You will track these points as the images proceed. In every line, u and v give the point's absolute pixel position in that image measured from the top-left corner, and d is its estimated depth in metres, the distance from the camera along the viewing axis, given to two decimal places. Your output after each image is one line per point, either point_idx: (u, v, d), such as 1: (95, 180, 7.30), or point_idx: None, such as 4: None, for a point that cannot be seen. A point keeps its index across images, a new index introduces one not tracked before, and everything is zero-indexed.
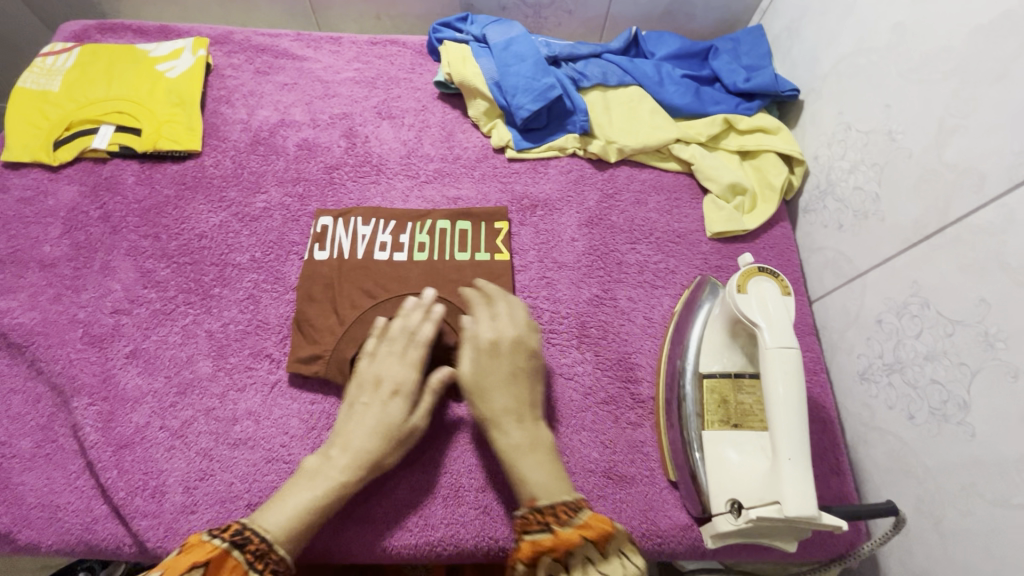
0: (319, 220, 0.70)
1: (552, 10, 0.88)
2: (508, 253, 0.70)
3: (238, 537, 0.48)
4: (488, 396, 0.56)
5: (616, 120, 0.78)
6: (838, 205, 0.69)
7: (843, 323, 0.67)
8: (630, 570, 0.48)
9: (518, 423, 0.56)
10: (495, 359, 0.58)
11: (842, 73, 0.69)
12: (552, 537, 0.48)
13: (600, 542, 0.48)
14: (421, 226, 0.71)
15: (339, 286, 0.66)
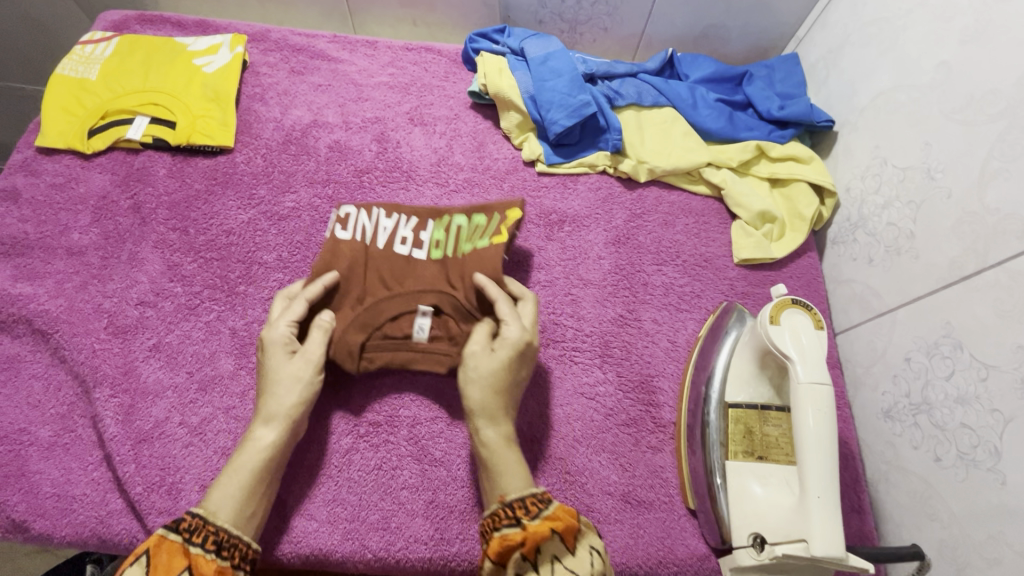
0: (343, 205, 0.67)
1: (588, 26, 0.88)
2: (506, 234, 0.64)
3: (173, 522, 0.47)
4: (486, 387, 0.54)
5: (649, 141, 0.78)
6: (869, 239, 0.69)
7: (869, 359, 0.67)
8: (596, 565, 0.45)
9: (508, 417, 0.55)
10: (517, 362, 0.55)
11: (881, 108, 0.68)
12: (521, 531, 0.46)
13: (566, 536, 0.46)
14: (439, 223, 0.67)
15: (360, 279, 0.63)
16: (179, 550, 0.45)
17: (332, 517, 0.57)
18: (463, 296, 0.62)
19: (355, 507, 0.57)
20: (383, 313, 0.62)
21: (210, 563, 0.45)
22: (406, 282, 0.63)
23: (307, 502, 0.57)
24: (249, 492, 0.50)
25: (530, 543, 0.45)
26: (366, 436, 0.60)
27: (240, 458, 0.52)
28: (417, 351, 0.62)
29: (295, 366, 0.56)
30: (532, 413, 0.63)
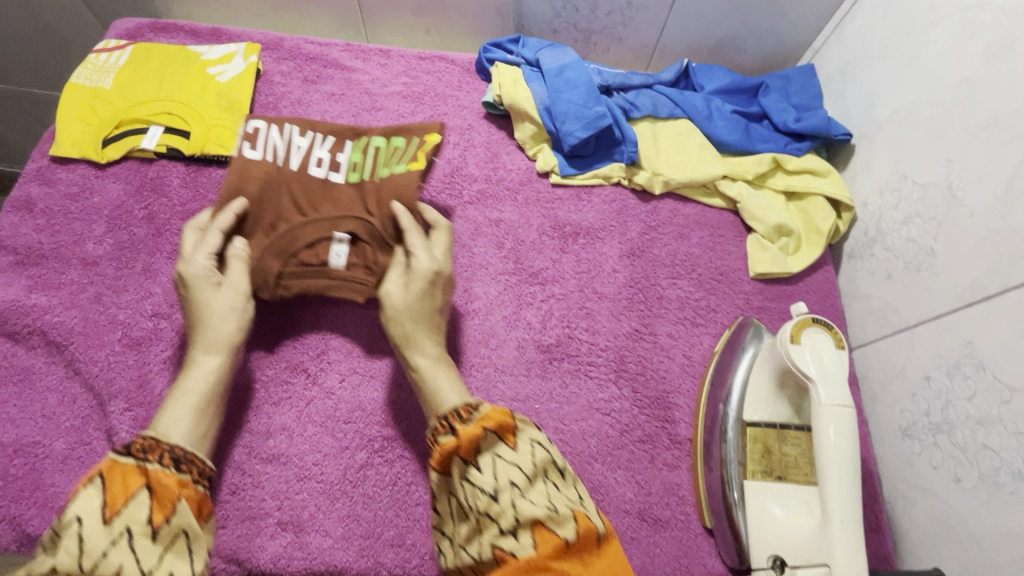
0: (250, 121, 0.67)
1: (602, 35, 0.88)
2: (423, 159, 0.65)
3: (121, 446, 0.46)
4: (408, 320, 0.56)
5: (664, 153, 0.77)
6: (887, 254, 0.68)
7: (887, 376, 0.66)
8: (538, 454, 0.48)
9: (435, 340, 0.57)
10: (432, 290, 0.58)
11: (901, 122, 0.67)
12: (455, 438, 0.48)
13: (503, 433, 0.48)
14: (357, 145, 0.69)
15: (272, 202, 0.63)
16: (135, 470, 0.44)
17: (347, 533, 0.57)
18: (379, 224, 0.63)
19: (370, 523, 0.57)
20: (299, 239, 0.62)
21: (169, 476, 0.46)
22: (320, 208, 0.64)
23: (323, 518, 0.57)
24: (200, 413, 0.51)
25: (466, 445, 0.48)
26: (382, 451, 0.60)
27: (190, 378, 0.53)
28: (333, 277, 0.63)
29: (226, 296, 0.56)
30: (548, 428, 0.63)
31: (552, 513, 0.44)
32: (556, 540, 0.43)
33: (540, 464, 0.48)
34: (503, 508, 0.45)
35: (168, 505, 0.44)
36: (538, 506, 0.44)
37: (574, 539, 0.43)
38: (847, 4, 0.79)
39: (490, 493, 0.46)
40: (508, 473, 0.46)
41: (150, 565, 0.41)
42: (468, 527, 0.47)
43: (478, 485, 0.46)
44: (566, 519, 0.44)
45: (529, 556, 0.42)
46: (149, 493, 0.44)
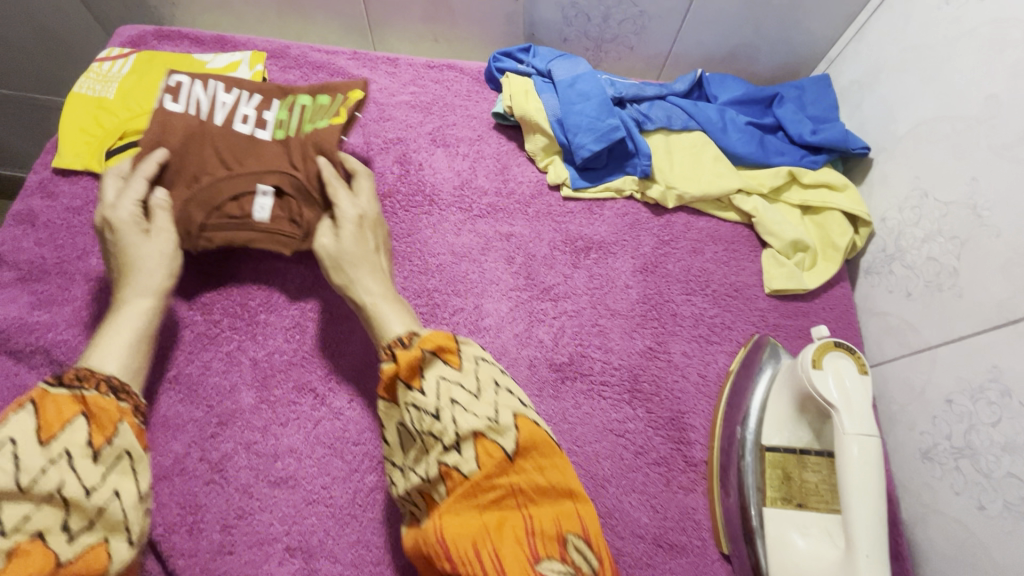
0: (172, 76, 0.68)
1: (613, 44, 0.86)
2: (345, 115, 0.66)
3: (52, 377, 0.44)
4: (347, 263, 0.59)
5: (678, 166, 0.76)
6: (906, 272, 0.67)
7: (906, 397, 0.65)
8: (482, 371, 0.51)
9: (372, 276, 0.59)
10: (362, 233, 0.61)
11: (921, 137, 0.66)
12: (396, 363, 0.51)
13: (444, 353, 0.50)
14: (284, 103, 0.69)
15: (195, 155, 0.64)
16: (71, 397, 0.43)
17: (357, 560, 0.55)
18: (304, 177, 0.64)
19: (380, 549, 0.56)
20: (222, 192, 0.63)
21: (109, 402, 0.45)
22: (243, 162, 0.65)
23: (333, 544, 0.56)
24: (136, 347, 0.51)
25: (407, 369, 0.49)
26: None
27: (126, 314, 0.53)
28: (259, 230, 0.64)
29: (156, 243, 0.58)
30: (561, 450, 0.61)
31: (493, 424, 0.47)
32: (501, 454, 0.46)
33: (483, 381, 0.50)
34: (446, 424, 0.47)
35: (111, 425, 0.44)
36: (478, 418, 0.47)
37: (516, 447, 0.47)
38: (865, 13, 0.77)
39: (433, 412, 0.48)
40: (451, 392, 0.48)
41: (95, 483, 0.41)
42: (418, 449, 0.50)
43: (423, 406, 0.48)
44: (507, 430, 0.47)
45: (474, 469, 0.46)
46: (89, 419, 0.43)
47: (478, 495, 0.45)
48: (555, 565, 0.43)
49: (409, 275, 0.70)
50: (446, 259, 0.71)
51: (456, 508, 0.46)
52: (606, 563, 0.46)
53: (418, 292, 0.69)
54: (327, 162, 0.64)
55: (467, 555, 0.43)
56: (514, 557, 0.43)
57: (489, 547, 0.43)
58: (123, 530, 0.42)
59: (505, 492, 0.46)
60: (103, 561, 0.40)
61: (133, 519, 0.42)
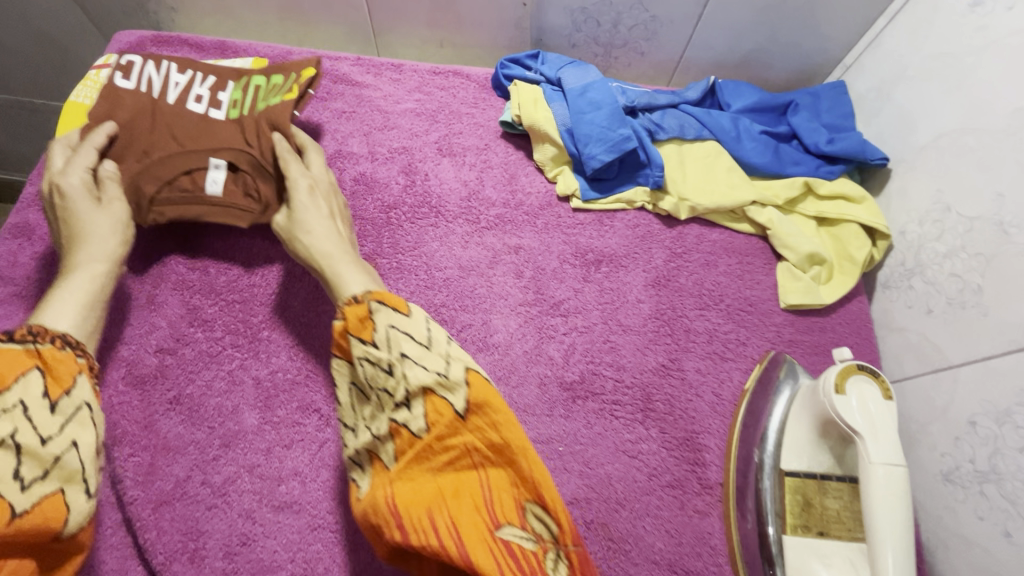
0: (126, 56, 0.69)
1: (623, 50, 0.84)
2: (297, 91, 0.67)
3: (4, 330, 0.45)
4: (303, 228, 0.59)
5: (691, 176, 0.74)
6: (927, 288, 0.65)
7: (926, 416, 0.63)
8: (431, 328, 0.50)
9: (323, 237, 0.58)
10: (313, 197, 0.61)
11: (944, 149, 0.64)
12: (346, 318, 0.50)
13: (393, 309, 0.50)
14: (238, 84, 0.69)
15: (148, 133, 0.64)
16: (27, 352, 0.44)
17: None
18: (258, 153, 0.64)
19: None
20: (174, 167, 0.63)
21: (67, 356, 0.46)
22: (196, 140, 0.65)
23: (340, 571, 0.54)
24: (87, 309, 0.51)
25: (357, 324, 0.50)
26: None
27: (75, 276, 0.53)
28: (211, 204, 0.63)
29: (108, 211, 0.57)
30: (572, 473, 0.60)
31: (441, 379, 0.47)
32: (452, 411, 0.47)
33: (432, 337, 0.50)
34: (398, 379, 0.48)
35: (68, 379, 0.45)
36: (428, 373, 0.47)
37: (466, 405, 0.47)
38: (883, 19, 0.75)
39: (387, 366, 0.48)
40: (401, 344, 0.48)
41: (52, 434, 0.43)
42: (372, 407, 0.50)
43: (376, 360, 0.49)
44: (457, 385, 0.47)
45: (422, 424, 0.47)
46: (44, 374, 0.44)
47: (433, 458, 0.46)
48: (515, 530, 0.45)
49: (415, 290, 0.68)
50: (453, 273, 0.69)
51: (412, 474, 0.46)
52: (567, 528, 0.46)
53: (425, 307, 0.67)
54: (282, 136, 0.64)
55: (420, 522, 0.43)
56: (470, 524, 0.43)
57: (444, 513, 0.43)
58: (79, 480, 0.44)
59: (459, 454, 0.46)
60: (61, 510, 0.42)
61: (89, 470, 0.45)
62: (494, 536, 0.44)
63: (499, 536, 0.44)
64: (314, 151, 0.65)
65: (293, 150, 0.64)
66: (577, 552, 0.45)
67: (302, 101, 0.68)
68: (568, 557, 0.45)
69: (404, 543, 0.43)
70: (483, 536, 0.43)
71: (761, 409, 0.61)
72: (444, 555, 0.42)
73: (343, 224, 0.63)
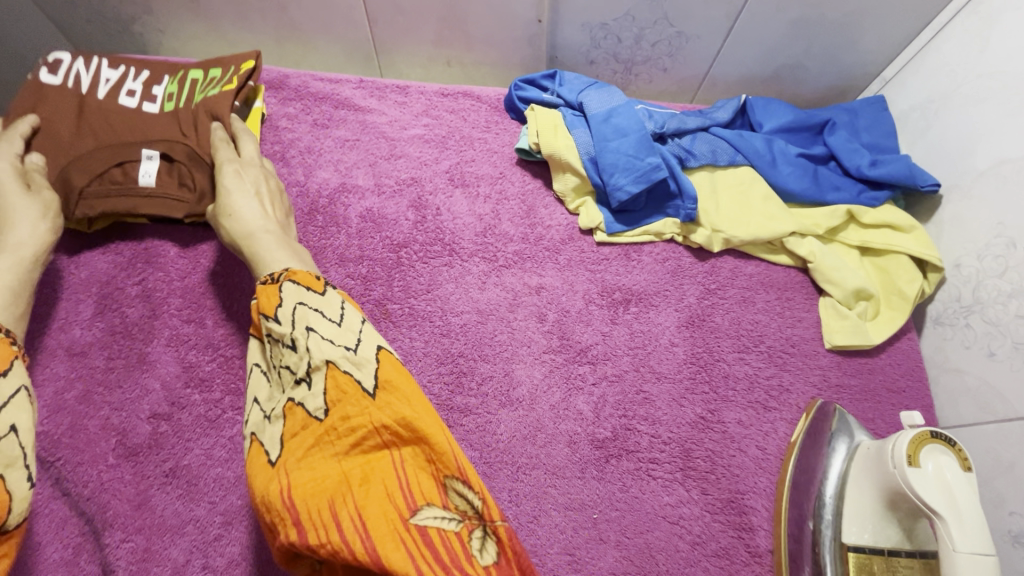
0: (54, 54, 0.68)
1: (645, 66, 0.78)
2: (237, 82, 0.67)
3: None
4: (228, 210, 0.55)
5: (725, 206, 0.68)
6: (987, 329, 0.60)
7: (990, 469, 0.58)
8: (347, 306, 0.47)
9: (248, 214, 0.55)
10: (239, 174, 0.58)
11: (1007, 177, 0.59)
12: (258, 296, 0.47)
13: (305, 283, 0.47)
14: (173, 77, 0.69)
15: (79, 131, 0.63)
16: None
17: None
18: (196, 144, 0.64)
19: None
20: (104, 160, 0.61)
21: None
22: (127, 133, 0.64)
23: None
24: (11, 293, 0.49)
25: (266, 301, 0.46)
26: None
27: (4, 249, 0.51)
28: (143, 196, 0.61)
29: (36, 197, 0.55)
30: (609, 544, 0.55)
31: (350, 356, 0.43)
32: (359, 389, 0.42)
33: (345, 310, 0.46)
34: (300, 355, 0.43)
35: (5, 361, 0.42)
36: (336, 348, 0.43)
37: (376, 382, 0.42)
38: (928, 31, 0.69)
39: (290, 343, 0.44)
40: (307, 320, 0.44)
41: None
42: (274, 389, 0.46)
43: (279, 336, 0.44)
44: (366, 363, 0.43)
45: (321, 401, 0.42)
46: None
47: (336, 441, 0.41)
48: (435, 512, 0.40)
49: (429, 339, 0.62)
50: (470, 318, 0.64)
51: (311, 461, 0.40)
52: (491, 501, 0.41)
53: (441, 358, 0.62)
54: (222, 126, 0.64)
55: (320, 518, 0.37)
56: (380, 513, 0.38)
57: (349, 505, 0.38)
58: (20, 465, 0.40)
59: (367, 434, 0.41)
60: (3, 499, 0.38)
61: (30, 455, 0.41)
62: (409, 524, 0.38)
63: (415, 524, 0.39)
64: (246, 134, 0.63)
65: (227, 138, 0.62)
66: (506, 527, 0.41)
67: (243, 93, 0.68)
68: (495, 534, 0.40)
69: (302, 544, 0.37)
70: (394, 525, 0.38)
71: (813, 467, 0.56)
72: (348, 552, 0.36)
73: (279, 204, 0.60)
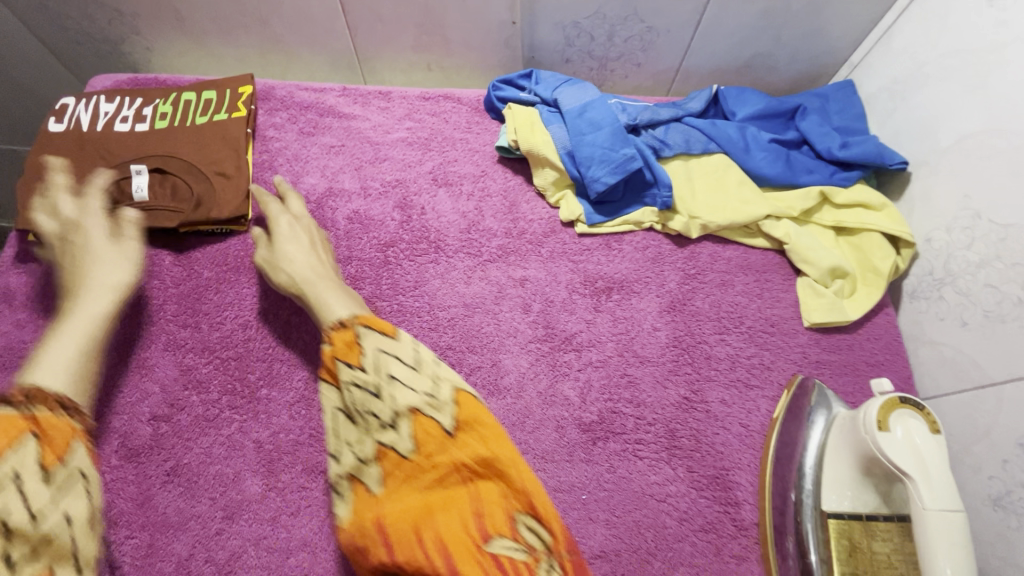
0: (60, 100, 0.72)
1: (620, 62, 0.80)
2: (244, 109, 0.72)
3: None
4: (289, 262, 0.58)
5: (700, 193, 0.70)
6: (959, 299, 0.62)
7: (969, 435, 0.59)
8: (420, 350, 0.50)
9: (311, 266, 0.58)
10: (294, 229, 0.62)
11: (970, 151, 0.61)
12: (334, 346, 0.49)
13: (379, 331, 0.49)
14: (166, 99, 0.72)
15: (80, 156, 0.67)
16: (20, 418, 0.39)
17: None
18: (189, 160, 0.68)
19: None
20: (107, 182, 0.66)
21: (63, 422, 0.41)
22: (126, 157, 0.67)
23: None
24: (88, 365, 0.47)
25: (346, 350, 0.49)
26: None
27: (67, 330, 0.48)
28: (141, 209, 0.65)
29: (119, 249, 0.56)
30: (599, 523, 0.56)
31: (432, 400, 0.47)
32: (441, 431, 0.46)
33: (420, 356, 0.49)
34: (385, 401, 0.46)
35: (63, 447, 0.40)
36: (417, 394, 0.47)
37: (455, 423, 0.46)
38: (890, 15, 0.71)
39: (373, 390, 0.47)
40: (390, 368, 0.47)
41: (41, 511, 0.37)
42: (356, 431, 0.48)
43: (362, 384, 0.47)
44: (446, 406, 0.47)
45: (410, 444, 0.45)
46: (36, 440, 0.39)
47: (421, 477, 0.45)
48: (506, 543, 0.43)
49: (418, 334, 0.64)
50: (457, 312, 0.66)
51: (399, 494, 0.45)
52: (558, 535, 0.45)
53: (430, 351, 0.64)
54: (230, 150, 0.69)
55: (408, 541, 0.42)
56: (460, 540, 0.42)
57: (432, 530, 0.43)
58: (74, 559, 0.37)
59: (448, 471, 0.45)
60: None
61: (88, 545, 0.39)
62: (484, 551, 0.42)
63: (490, 552, 0.42)
64: (287, 190, 0.67)
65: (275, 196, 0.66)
66: (571, 558, 0.44)
67: (251, 120, 0.73)
68: (562, 566, 0.44)
69: (393, 563, 0.42)
70: (471, 551, 0.42)
71: (795, 440, 0.58)
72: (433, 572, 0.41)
73: (328, 251, 0.63)
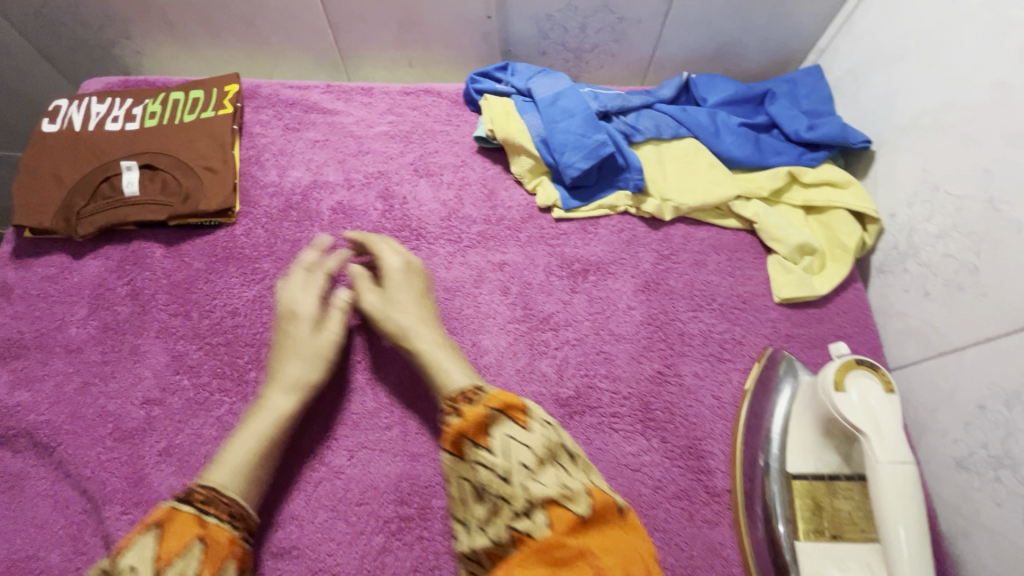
0: (54, 102, 0.75)
1: (594, 53, 0.83)
2: (230, 107, 0.75)
3: (183, 494, 0.47)
4: (399, 317, 0.59)
5: (672, 176, 0.73)
6: (921, 270, 0.64)
7: (934, 401, 0.61)
8: (550, 433, 0.48)
9: (426, 327, 0.59)
10: (402, 283, 0.61)
11: (927, 127, 0.63)
12: (460, 420, 0.49)
13: (507, 411, 0.48)
14: (155, 99, 0.75)
15: (72, 155, 0.70)
16: (195, 521, 0.45)
17: None
18: (178, 156, 0.71)
19: None
20: (99, 178, 0.69)
21: (224, 531, 0.46)
22: (117, 154, 0.70)
23: None
24: (254, 471, 0.51)
25: (474, 427, 0.48)
26: (399, 534, 0.56)
27: (247, 429, 0.53)
28: (132, 203, 0.68)
29: (313, 342, 0.59)
30: None
31: (565, 491, 0.44)
32: (572, 515, 0.42)
33: (552, 443, 0.47)
34: (516, 485, 0.45)
35: (217, 564, 0.43)
36: (547, 484, 0.44)
37: (586, 511, 0.43)
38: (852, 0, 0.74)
39: (502, 472, 0.46)
40: (520, 453, 0.46)
41: None
42: (483, 511, 0.46)
43: (491, 465, 0.46)
44: (579, 494, 0.44)
45: (545, 535, 0.42)
46: (202, 548, 0.43)
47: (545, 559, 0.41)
48: None
49: None
50: (438, 295, 0.68)
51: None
52: None
53: None
54: (217, 146, 0.71)
55: None
56: None
57: None
58: None
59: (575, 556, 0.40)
60: None
61: None
62: None
63: None
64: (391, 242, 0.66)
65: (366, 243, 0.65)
66: None
67: (238, 117, 0.76)
68: None
69: None
70: None
71: (764, 409, 0.60)
72: None
73: (433, 305, 0.63)
